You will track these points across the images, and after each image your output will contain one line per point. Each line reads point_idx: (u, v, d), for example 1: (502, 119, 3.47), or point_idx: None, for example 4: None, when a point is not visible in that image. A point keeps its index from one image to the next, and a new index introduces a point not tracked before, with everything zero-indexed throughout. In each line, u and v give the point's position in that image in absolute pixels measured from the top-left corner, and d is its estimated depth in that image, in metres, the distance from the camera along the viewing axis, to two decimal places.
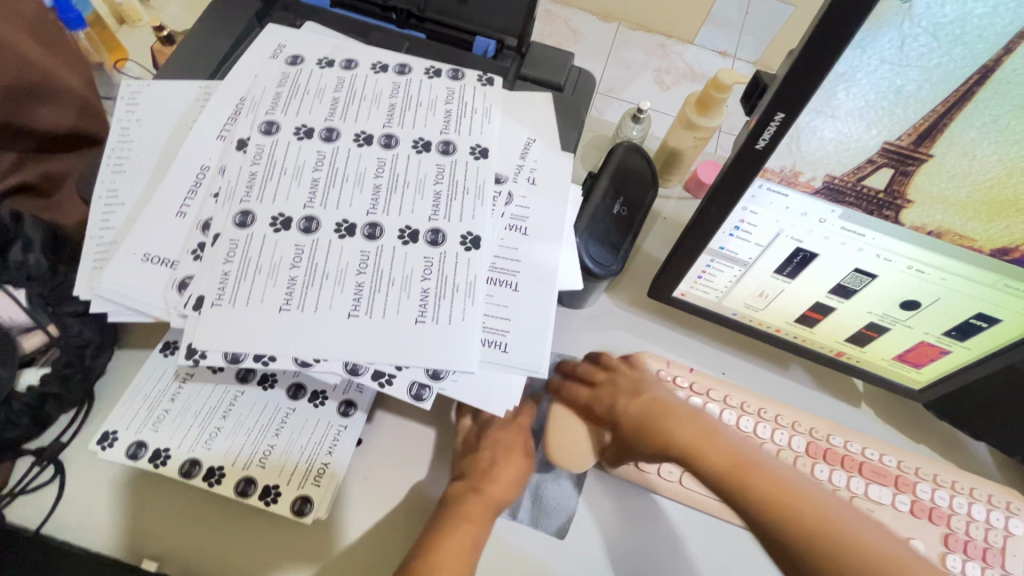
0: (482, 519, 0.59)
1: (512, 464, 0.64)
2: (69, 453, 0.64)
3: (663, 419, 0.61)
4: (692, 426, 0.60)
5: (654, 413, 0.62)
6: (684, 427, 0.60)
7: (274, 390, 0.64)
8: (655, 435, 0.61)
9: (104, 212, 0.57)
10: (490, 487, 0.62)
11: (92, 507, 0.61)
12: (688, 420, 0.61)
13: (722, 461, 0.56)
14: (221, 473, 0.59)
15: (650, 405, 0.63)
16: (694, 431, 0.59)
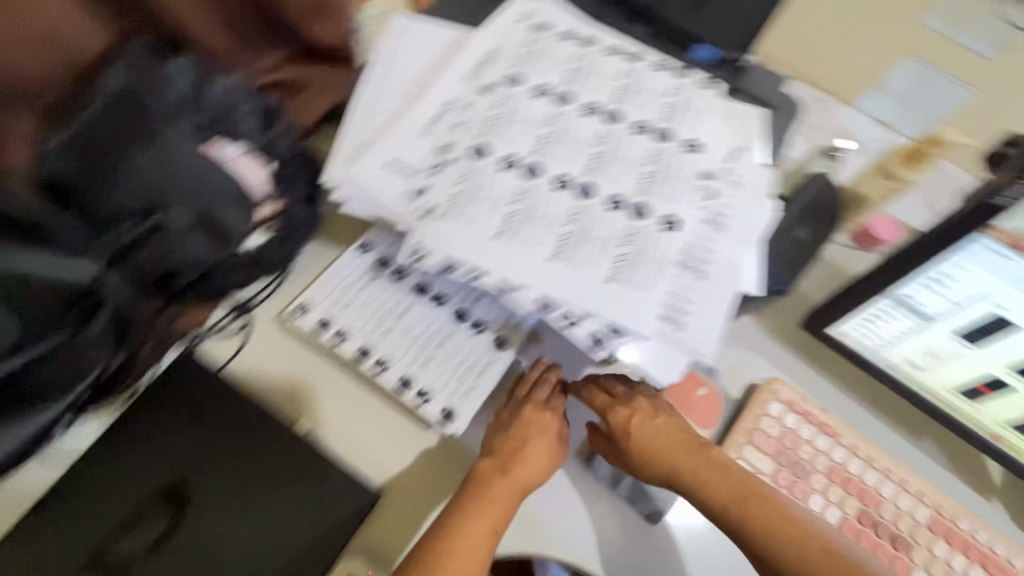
0: (511, 500, 0.60)
1: (545, 453, 0.63)
2: (257, 312, 0.75)
3: (692, 464, 0.60)
4: (699, 455, 0.61)
5: (674, 442, 0.62)
6: (690, 457, 0.61)
7: (441, 309, 0.70)
8: (678, 467, 0.61)
9: (359, 117, 0.64)
10: (522, 467, 0.61)
11: (269, 363, 0.73)
12: (712, 467, 0.60)
13: (727, 495, 0.58)
14: (384, 368, 0.67)
15: (663, 427, 0.63)
16: (720, 481, 0.59)
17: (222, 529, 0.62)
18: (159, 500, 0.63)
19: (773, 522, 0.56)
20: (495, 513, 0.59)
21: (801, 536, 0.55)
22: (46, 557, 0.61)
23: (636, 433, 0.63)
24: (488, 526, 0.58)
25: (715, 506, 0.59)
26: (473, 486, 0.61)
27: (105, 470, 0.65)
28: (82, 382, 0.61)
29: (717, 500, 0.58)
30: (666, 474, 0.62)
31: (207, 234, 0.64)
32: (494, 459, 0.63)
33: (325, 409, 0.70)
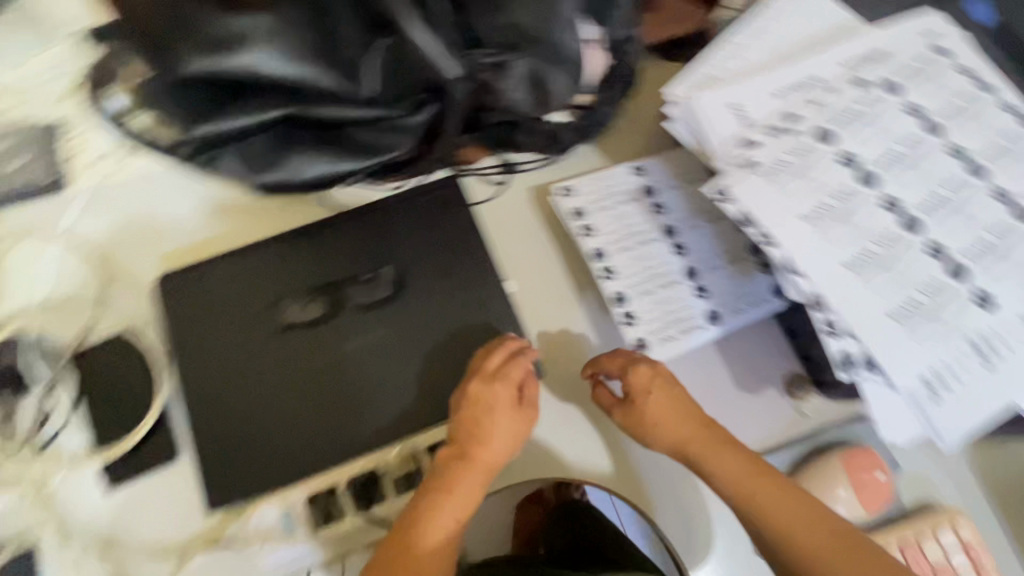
0: (480, 481, 0.61)
1: (510, 427, 0.63)
2: (516, 177, 0.81)
3: (704, 445, 0.60)
4: (699, 426, 0.61)
5: (681, 417, 0.62)
6: (687, 427, 0.61)
7: (678, 258, 0.72)
8: (688, 438, 0.61)
9: (720, 57, 0.66)
10: (481, 449, 0.62)
11: (505, 220, 0.79)
12: (719, 446, 0.60)
13: (738, 472, 0.58)
14: (608, 277, 0.69)
15: (673, 400, 0.62)
16: (741, 467, 0.59)
17: (416, 324, 0.71)
18: (384, 275, 0.73)
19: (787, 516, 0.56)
20: (464, 497, 0.60)
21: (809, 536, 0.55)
22: (294, 263, 0.75)
23: (652, 399, 0.62)
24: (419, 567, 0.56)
25: (729, 485, 0.58)
26: (445, 462, 0.61)
27: (358, 227, 0.76)
28: (388, 154, 0.73)
29: (732, 483, 0.58)
30: (673, 444, 0.62)
31: (531, 93, 0.72)
32: (463, 433, 0.63)
33: (531, 278, 0.77)
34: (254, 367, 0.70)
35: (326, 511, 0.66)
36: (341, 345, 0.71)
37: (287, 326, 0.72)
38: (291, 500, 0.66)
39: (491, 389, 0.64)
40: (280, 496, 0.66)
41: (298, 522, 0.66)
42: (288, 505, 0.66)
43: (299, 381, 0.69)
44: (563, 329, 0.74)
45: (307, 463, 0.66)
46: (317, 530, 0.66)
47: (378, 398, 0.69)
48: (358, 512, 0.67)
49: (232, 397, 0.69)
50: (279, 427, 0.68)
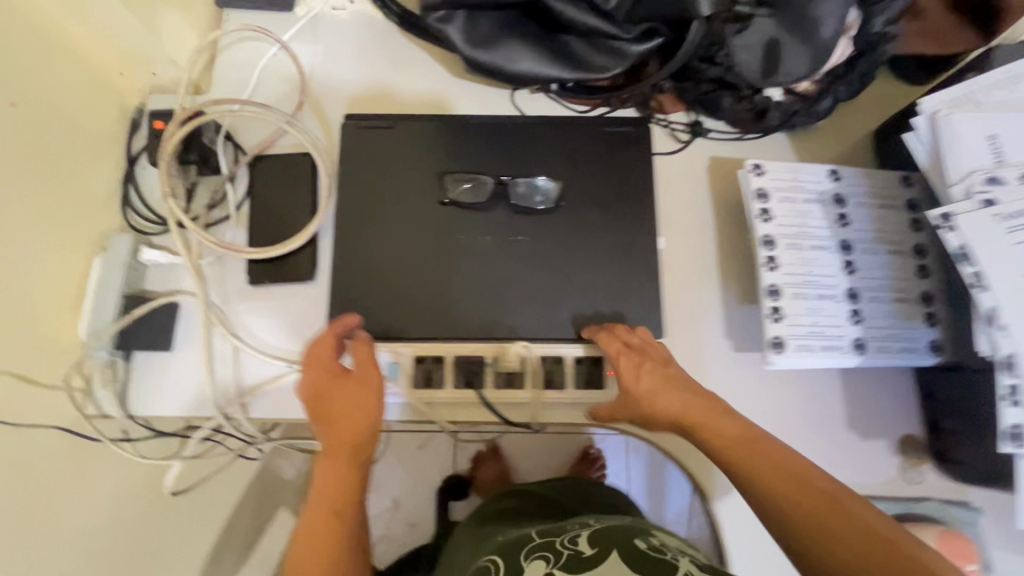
0: (347, 464, 0.59)
1: (350, 409, 0.62)
2: (700, 141, 0.80)
3: (696, 412, 0.58)
4: (691, 393, 0.59)
5: (666, 385, 0.61)
6: (676, 395, 0.60)
7: (845, 278, 0.68)
8: (682, 410, 0.59)
9: (995, 81, 0.59)
10: (337, 431, 0.61)
11: (675, 180, 0.78)
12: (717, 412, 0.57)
13: (734, 433, 0.55)
14: (769, 267, 0.67)
15: (660, 378, 0.61)
16: (730, 425, 0.56)
17: (565, 244, 0.72)
18: (550, 189, 0.72)
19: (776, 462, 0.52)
20: (334, 489, 0.58)
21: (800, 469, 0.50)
22: (469, 145, 0.76)
23: (643, 380, 0.62)
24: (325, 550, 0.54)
25: (718, 444, 0.55)
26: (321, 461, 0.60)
27: (541, 133, 0.76)
28: (594, 75, 0.72)
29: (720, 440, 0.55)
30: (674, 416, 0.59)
31: (761, 59, 0.69)
32: (327, 429, 0.61)
33: (682, 242, 0.76)
34: (407, 227, 0.73)
35: (428, 374, 0.72)
36: (489, 236, 0.73)
37: (446, 202, 0.73)
38: (402, 352, 0.71)
39: (319, 390, 0.63)
40: (394, 347, 0.71)
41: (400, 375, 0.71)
42: (396, 356, 0.71)
43: (445, 255, 0.73)
44: (695, 303, 0.74)
45: (423, 328, 0.71)
46: (414, 388, 0.71)
47: (510, 297, 0.71)
48: (454, 388, 0.71)
49: (381, 245, 0.73)
50: (416, 288, 0.72)
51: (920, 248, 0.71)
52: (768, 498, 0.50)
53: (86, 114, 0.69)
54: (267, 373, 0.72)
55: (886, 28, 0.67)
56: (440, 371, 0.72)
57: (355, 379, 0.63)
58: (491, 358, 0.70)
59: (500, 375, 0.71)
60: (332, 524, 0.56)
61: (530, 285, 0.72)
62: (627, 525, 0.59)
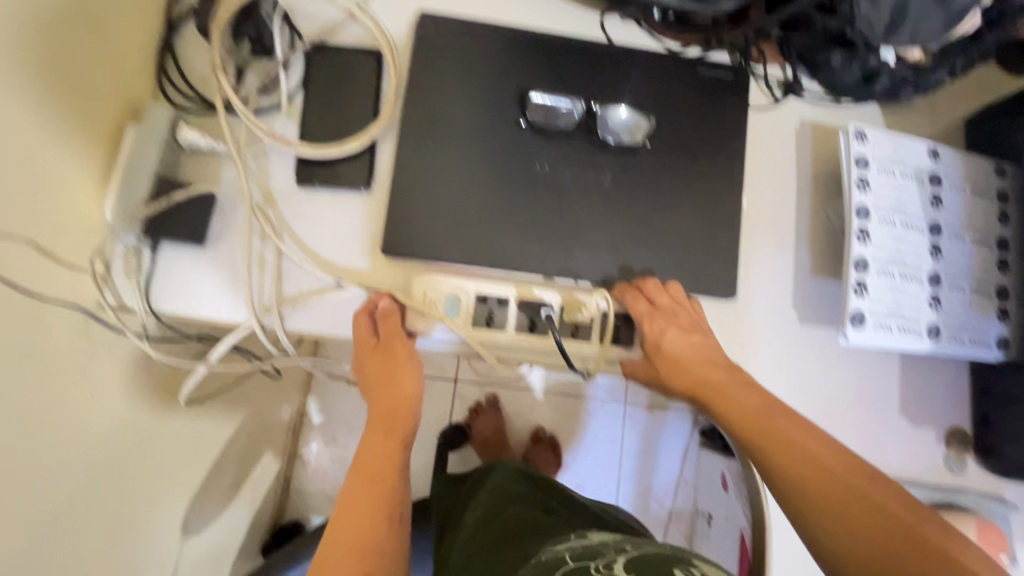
0: (393, 437, 0.62)
1: (400, 378, 0.64)
2: (793, 101, 0.75)
3: (720, 386, 0.61)
4: (705, 369, 0.62)
5: (687, 355, 0.63)
6: (694, 369, 0.62)
7: (930, 260, 0.66)
8: (707, 382, 0.62)
9: None
10: (384, 405, 0.63)
11: (762, 139, 0.73)
12: (737, 384, 0.60)
13: (750, 409, 0.58)
14: (860, 239, 0.64)
15: (686, 347, 0.63)
16: (750, 400, 0.59)
17: (644, 190, 0.69)
18: (640, 125, 0.67)
19: (807, 443, 0.54)
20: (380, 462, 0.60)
21: (826, 452, 0.53)
22: (553, 66, 0.69)
23: (669, 342, 0.63)
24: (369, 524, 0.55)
25: (731, 417, 0.59)
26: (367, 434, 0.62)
27: (631, 62, 0.70)
28: (703, 7, 0.65)
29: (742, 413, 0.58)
30: (694, 385, 0.62)
31: (887, 18, 0.62)
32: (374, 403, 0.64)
33: (761, 206, 0.72)
34: (477, 146, 0.67)
35: (489, 315, 0.64)
36: (562, 169, 0.68)
37: (525, 123, 0.67)
38: (463, 287, 0.64)
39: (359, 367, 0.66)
40: (454, 280, 0.64)
41: (461, 311, 0.64)
42: (456, 289, 0.64)
43: (514, 182, 0.67)
44: (765, 270, 0.71)
45: (485, 259, 0.66)
46: (475, 328, 0.64)
47: (584, 234, 0.68)
48: (516, 332, 0.64)
49: (444, 162, 0.66)
50: (481, 214, 0.66)
51: (1002, 242, 0.69)
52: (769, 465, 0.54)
53: None
54: (310, 286, 0.66)
55: None
56: (503, 312, 0.64)
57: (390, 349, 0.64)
58: (560, 306, 0.65)
59: (567, 323, 0.65)
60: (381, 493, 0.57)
61: (605, 225, 0.68)
62: (666, 551, 0.50)
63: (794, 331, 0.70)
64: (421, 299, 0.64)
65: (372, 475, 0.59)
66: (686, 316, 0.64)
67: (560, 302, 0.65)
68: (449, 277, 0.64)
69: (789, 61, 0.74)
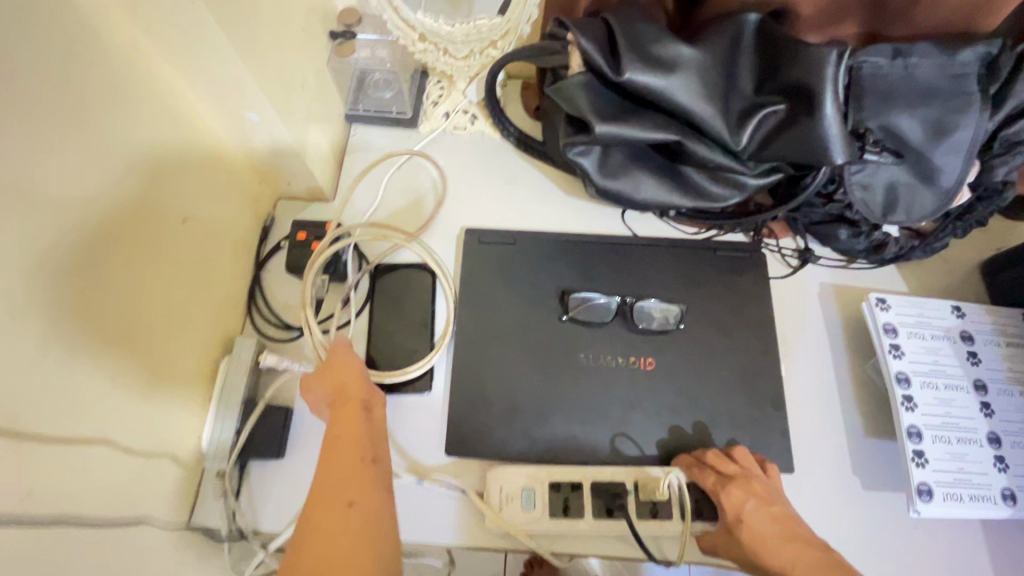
0: (355, 408, 0.57)
1: (350, 371, 0.60)
2: (810, 268, 0.81)
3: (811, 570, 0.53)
4: (798, 551, 0.56)
5: (777, 536, 0.58)
6: (782, 550, 0.56)
7: (983, 420, 0.66)
8: (797, 566, 0.54)
9: None
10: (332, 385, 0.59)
11: (788, 307, 0.79)
12: (830, 570, 0.53)
13: None
14: (907, 406, 0.65)
15: (780, 522, 0.59)
16: None
17: (685, 368, 0.73)
18: (670, 311, 0.73)
19: None
20: (334, 459, 0.52)
21: None
22: (585, 263, 0.78)
23: (755, 516, 0.60)
24: (338, 498, 0.49)
25: None
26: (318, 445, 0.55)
27: (654, 253, 0.79)
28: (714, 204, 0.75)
29: None
30: (783, 571, 0.55)
31: (882, 198, 0.71)
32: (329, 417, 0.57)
33: (801, 373, 0.75)
34: (526, 343, 0.73)
35: (565, 504, 0.66)
36: (605, 354, 0.73)
37: (566, 317, 0.74)
38: (538, 477, 0.67)
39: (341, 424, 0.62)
40: (529, 472, 0.67)
41: (538, 503, 0.66)
42: (532, 481, 0.67)
43: (561, 373, 0.72)
44: (818, 437, 0.72)
45: (543, 449, 0.69)
46: (553, 518, 0.66)
47: (633, 418, 0.71)
48: (595, 519, 0.66)
49: (495, 361, 0.73)
50: (533, 407, 0.71)
51: None
52: None
53: (225, 225, 0.73)
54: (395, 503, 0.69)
55: (1007, 179, 0.70)
56: (579, 499, 0.66)
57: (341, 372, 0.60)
58: (633, 485, 0.67)
59: (644, 505, 0.66)
60: (342, 483, 0.50)
61: (651, 406, 0.71)
62: None
63: (863, 501, 0.69)
64: (499, 497, 0.67)
65: (342, 434, 0.55)
66: (763, 486, 0.63)
67: (631, 481, 0.67)
68: (522, 471, 0.67)
69: (798, 234, 0.81)
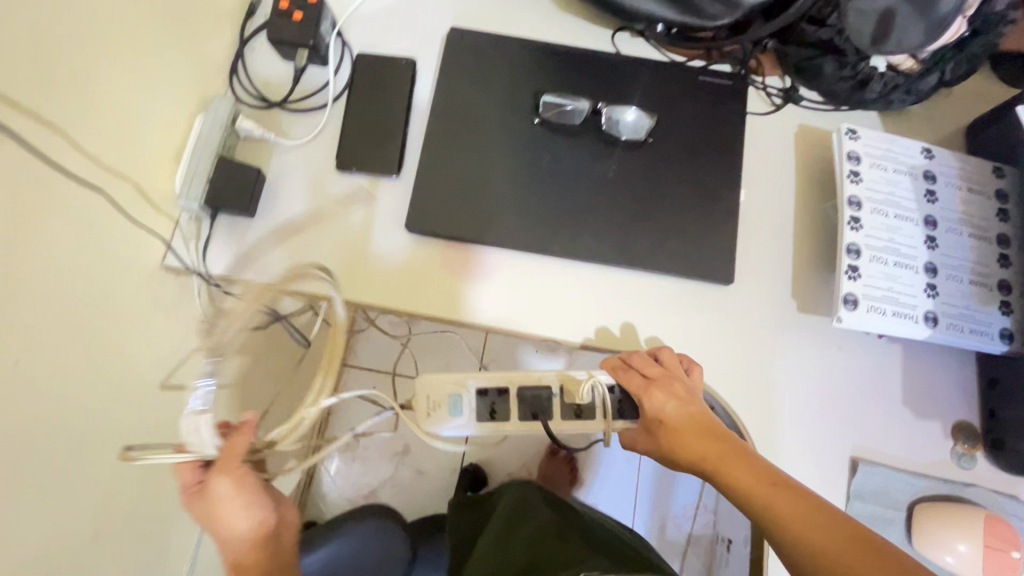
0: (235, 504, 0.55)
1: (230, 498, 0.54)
2: (791, 107, 0.80)
3: (712, 454, 0.57)
4: (711, 441, 0.58)
5: (691, 428, 0.60)
6: (695, 441, 0.59)
7: (924, 250, 0.68)
8: (705, 454, 0.57)
9: None
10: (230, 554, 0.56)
11: (762, 142, 0.79)
12: (734, 456, 0.56)
13: (747, 476, 0.53)
14: (852, 226, 0.67)
15: (698, 417, 0.61)
16: (747, 472, 0.54)
17: (646, 180, 0.74)
18: (643, 123, 0.74)
19: (797, 514, 0.49)
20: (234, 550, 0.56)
21: (831, 515, 0.48)
22: (566, 73, 0.78)
23: (670, 414, 0.61)
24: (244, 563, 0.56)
25: (733, 492, 0.54)
26: None
27: (636, 72, 0.78)
28: (704, 22, 0.74)
29: (740, 488, 0.53)
30: (690, 460, 0.58)
31: (875, 23, 0.69)
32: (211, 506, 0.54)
33: (761, 202, 0.76)
34: (495, 139, 0.75)
35: (491, 407, 0.71)
36: (570, 157, 0.74)
37: (538, 121, 0.75)
38: (465, 384, 0.72)
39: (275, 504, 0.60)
40: (455, 379, 0.72)
41: (464, 409, 0.71)
42: (458, 388, 0.72)
43: (525, 170, 0.74)
44: (763, 260, 0.74)
45: (499, 236, 0.72)
46: (479, 420, 0.71)
47: (589, 220, 0.73)
48: (518, 421, 0.71)
49: (462, 154, 0.74)
50: (493, 199, 0.73)
51: (1004, 237, 0.70)
52: (775, 530, 0.50)
53: None
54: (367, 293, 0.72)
55: (1007, 10, 0.68)
56: (504, 403, 0.71)
57: (221, 487, 0.54)
58: (559, 388, 0.71)
59: (568, 408, 0.71)
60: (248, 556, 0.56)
61: (606, 211, 0.73)
62: None
63: (793, 320, 0.73)
64: (423, 403, 0.71)
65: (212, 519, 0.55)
66: (684, 382, 0.64)
67: (558, 385, 0.71)
68: (454, 375, 0.72)
69: (786, 72, 0.80)
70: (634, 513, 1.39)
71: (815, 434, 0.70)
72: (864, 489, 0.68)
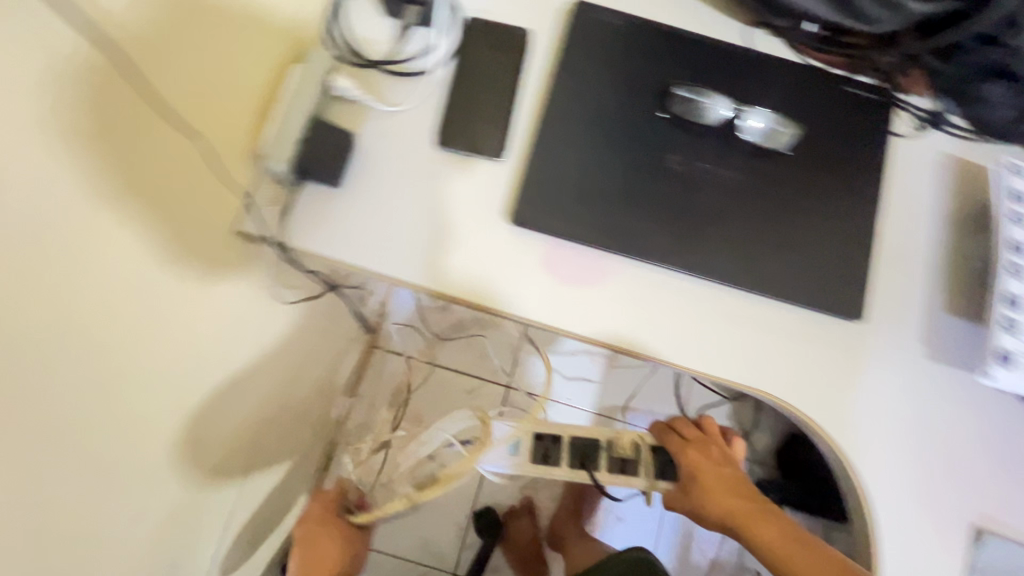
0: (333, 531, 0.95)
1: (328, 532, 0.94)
2: (935, 133, 0.73)
3: (745, 513, 0.70)
4: (738, 500, 0.71)
5: (723, 487, 0.73)
6: (727, 500, 0.72)
7: None
8: (739, 512, 0.71)
9: None
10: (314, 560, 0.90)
11: (901, 165, 0.71)
12: (761, 515, 0.70)
13: (771, 533, 0.68)
14: (1012, 274, 0.60)
15: (729, 479, 0.74)
16: (774, 530, 0.68)
17: (774, 195, 0.67)
18: (781, 133, 0.66)
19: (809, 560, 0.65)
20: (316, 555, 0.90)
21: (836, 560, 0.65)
22: (697, 66, 0.70)
23: (708, 473, 0.74)
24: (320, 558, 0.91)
25: (761, 547, 0.67)
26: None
27: (773, 73, 0.71)
28: (865, 28, 0.67)
29: (768, 541, 0.67)
30: (725, 515, 0.71)
31: None
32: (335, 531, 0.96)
33: (895, 232, 0.69)
34: (615, 130, 0.67)
35: (546, 453, 0.82)
36: (697, 160, 0.67)
37: (663, 115, 0.68)
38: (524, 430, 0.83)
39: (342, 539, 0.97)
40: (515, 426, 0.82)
41: (521, 450, 0.81)
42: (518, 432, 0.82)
43: (646, 168, 0.67)
44: (893, 297, 0.67)
45: (609, 239, 0.65)
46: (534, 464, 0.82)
47: (711, 232, 0.66)
48: (568, 468, 0.82)
49: (577, 142, 0.67)
50: (608, 196, 0.66)
51: None
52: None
53: None
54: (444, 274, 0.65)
55: None
56: (558, 450, 0.83)
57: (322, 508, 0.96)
58: (608, 442, 0.83)
59: (615, 460, 0.82)
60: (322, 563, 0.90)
61: (730, 223, 0.66)
62: None
63: (920, 368, 0.66)
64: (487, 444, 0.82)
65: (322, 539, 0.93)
66: (714, 447, 0.78)
67: (605, 440, 0.83)
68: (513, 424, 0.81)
69: (935, 93, 0.73)
70: (659, 535, 1.33)
71: (931, 494, 0.64)
72: (980, 559, 0.62)
